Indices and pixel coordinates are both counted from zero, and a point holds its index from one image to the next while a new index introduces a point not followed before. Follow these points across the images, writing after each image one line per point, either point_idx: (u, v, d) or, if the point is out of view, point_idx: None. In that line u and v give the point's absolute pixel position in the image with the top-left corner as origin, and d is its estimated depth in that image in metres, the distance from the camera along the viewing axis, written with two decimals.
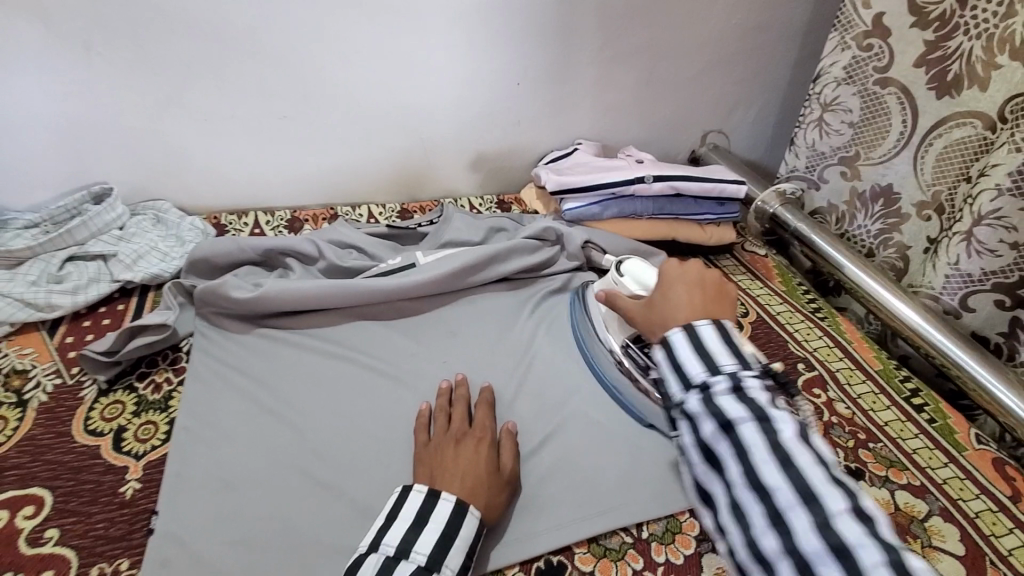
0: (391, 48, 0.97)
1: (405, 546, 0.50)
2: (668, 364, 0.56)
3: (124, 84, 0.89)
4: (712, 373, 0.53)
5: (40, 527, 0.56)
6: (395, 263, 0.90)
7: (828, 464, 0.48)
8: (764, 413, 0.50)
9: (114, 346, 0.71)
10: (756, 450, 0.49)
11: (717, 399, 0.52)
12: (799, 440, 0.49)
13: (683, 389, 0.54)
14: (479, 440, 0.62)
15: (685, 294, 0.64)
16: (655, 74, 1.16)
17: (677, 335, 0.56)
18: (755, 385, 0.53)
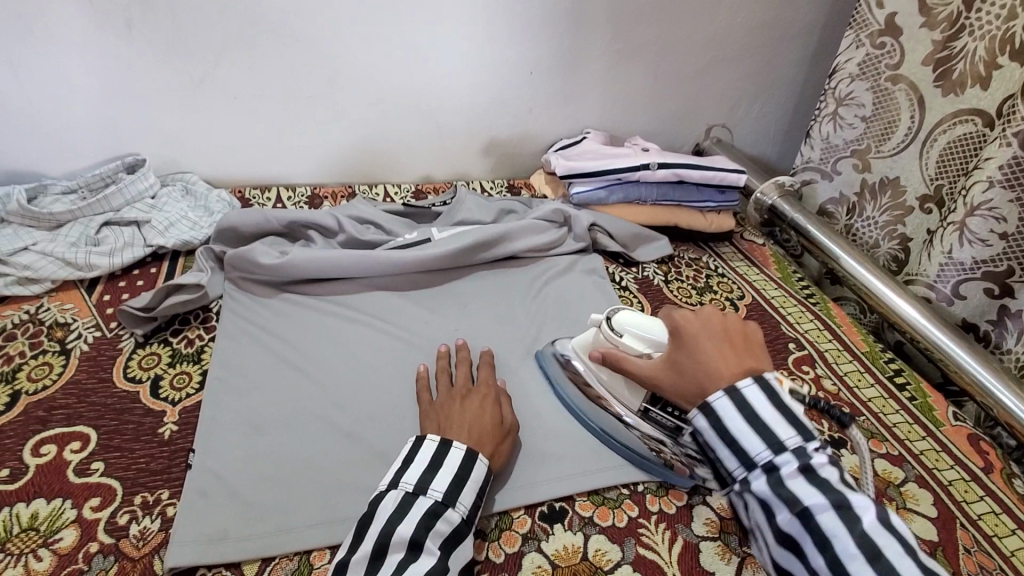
0: (414, 33, 1.01)
1: (423, 484, 0.55)
2: (721, 439, 0.54)
3: (159, 59, 0.93)
4: (777, 453, 0.52)
5: (86, 460, 0.60)
6: (412, 237, 0.95)
7: (915, 549, 0.47)
8: (839, 496, 0.49)
9: (151, 303, 0.76)
10: (836, 539, 0.48)
11: (786, 481, 0.51)
12: (880, 525, 0.48)
13: (746, 467, 0.53)
14: (484, 396, 0.66)
15: (719, 352, 0.57)
16: (664, 67, 1.20)
17: (723, 404, 0.54)
18: (824, 463, 0.52)
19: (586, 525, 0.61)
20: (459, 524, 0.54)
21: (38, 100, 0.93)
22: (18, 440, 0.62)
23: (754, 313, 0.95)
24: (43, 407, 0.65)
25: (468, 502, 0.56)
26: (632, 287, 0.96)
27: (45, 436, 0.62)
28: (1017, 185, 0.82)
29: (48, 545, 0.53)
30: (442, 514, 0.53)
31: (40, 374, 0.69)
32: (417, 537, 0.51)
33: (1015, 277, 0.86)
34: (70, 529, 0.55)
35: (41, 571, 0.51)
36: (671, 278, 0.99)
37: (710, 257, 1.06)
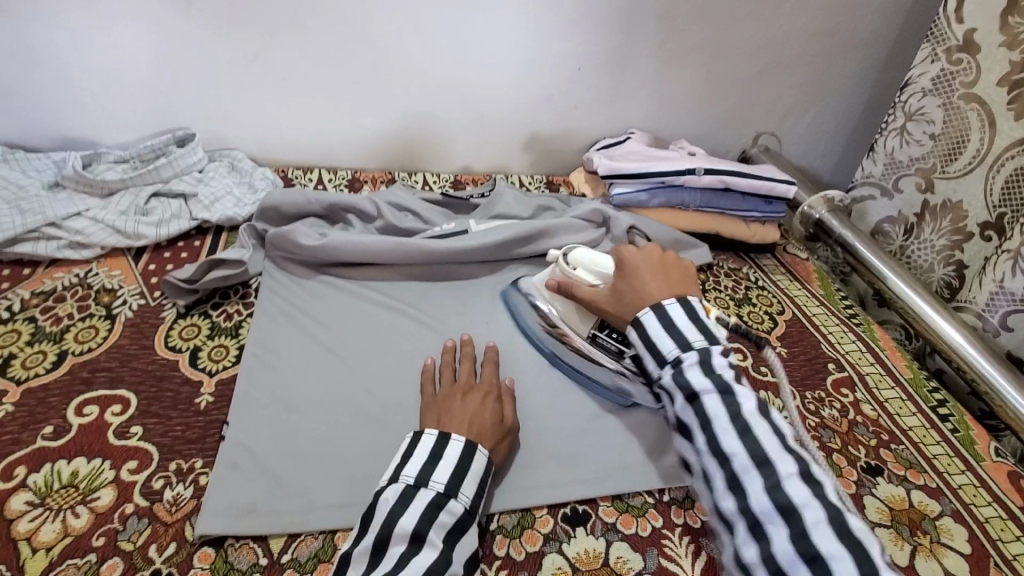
0: (464, 23, 1.01)
1: (423, 475, 0.54)
2: (642, 341, 0.63)
3: (215, 36, 0.95)
4: (683, 349, 0.60)
5: (126, 423, 0.62)
6: (449, 228, 0.95)
7: (783, 435, 0.55)
8: (726, 386, 0.57)
9: (193, 275, 0.78)
10: (717, 418, 0.55)
11: (687, 372, 0.59)
12: (758, 412, 0.56)
13: (659, 364, 0.61)
14: (484, 393, 0.65)
15: (653, 278, 0.69)
16: (715, 71, 1.17)
17: (649, 317, 0.63)
18: (725, 362, 0.59)
19: (609, 531, 0.60)
20: (463, 514, 0.54)
21: (98, 69, 0.95)
22: (62, 398, 0.64)
23: (793, 329, 0.92)
24: (87, 368, 0.67)
25: (471, 490, 0.55)
26: None
27: (88, 396, 0.64)
28: None
29: (86, 503, 0.55)
30: (445, 505, 0.53)
31: (86, 336, 0.71)
32: (420, 529, 0.50)
33: None
34: (107, 489, 0.56)
35: (79, 527, 0.53)
36: (708, 288, 0.97)
37: (750, 268, 1.03)
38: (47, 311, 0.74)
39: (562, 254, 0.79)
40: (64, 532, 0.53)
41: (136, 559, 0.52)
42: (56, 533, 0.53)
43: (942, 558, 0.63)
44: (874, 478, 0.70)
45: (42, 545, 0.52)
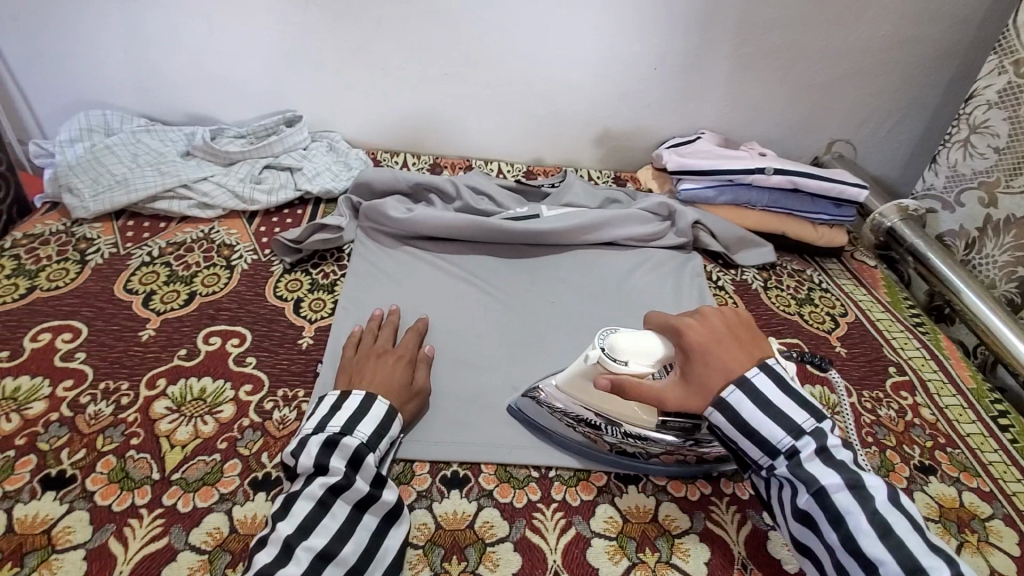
0: (548, 22, 1.07)
1: (322, 425, 0.60)
2: (738, 428, 0.57)
3: (326, 30, 1.07)
4: (797, 437, 0.55)
5: (243, 354, 0.73)
6: (522, 211, 1.02)
7: (920, 527, 0.52)
8: (855, 478, 0.53)
9: (299, 237, 0.89)
10: (853, 518, 0.52)
11: (805, 464, 0.55)
12: (890, 502, 0.53)
13: (766, 453, 0.56)
14: (399, 358, 0.70)
15: (728, 357, 0.58)
16: (791, 75, 1.18)
17: (736, 397, 0.56)
18: (837, 444, 0.56)
19: (659, 492, 0.65)
20: (358, 448, 0.58)
21: (226, 55, 1.09)
22: (193, 329, 0.75)
23: (855, 332, 0.93)
24: (213, 307, 0.79)
25: (372, 423, 0.61)
26: (728, 287, 0.97)
27: (212, 330, 0.76)
28: None
29: (212, 414, 0.65)
30: (340, 443, 0.58)
31: (210, 282, 0.83)
32: (319, 462, 0.57)
33: None
34: (229, 405, 0.67)
35: (207, 432, 0.63)
36: (770, 285, 0.99)
37: (815, 271, 1.04)
38: (179, 258, 0.87)
39: (600, 344, 0.61)
40: (195, 434, 0.63)
41: (251, 462, 0.61)
42: (189, 434, 0.63)
43: (989, 556, 0.64)
44: (926, 477, 0.72)
45: (178, 442, 0.62)
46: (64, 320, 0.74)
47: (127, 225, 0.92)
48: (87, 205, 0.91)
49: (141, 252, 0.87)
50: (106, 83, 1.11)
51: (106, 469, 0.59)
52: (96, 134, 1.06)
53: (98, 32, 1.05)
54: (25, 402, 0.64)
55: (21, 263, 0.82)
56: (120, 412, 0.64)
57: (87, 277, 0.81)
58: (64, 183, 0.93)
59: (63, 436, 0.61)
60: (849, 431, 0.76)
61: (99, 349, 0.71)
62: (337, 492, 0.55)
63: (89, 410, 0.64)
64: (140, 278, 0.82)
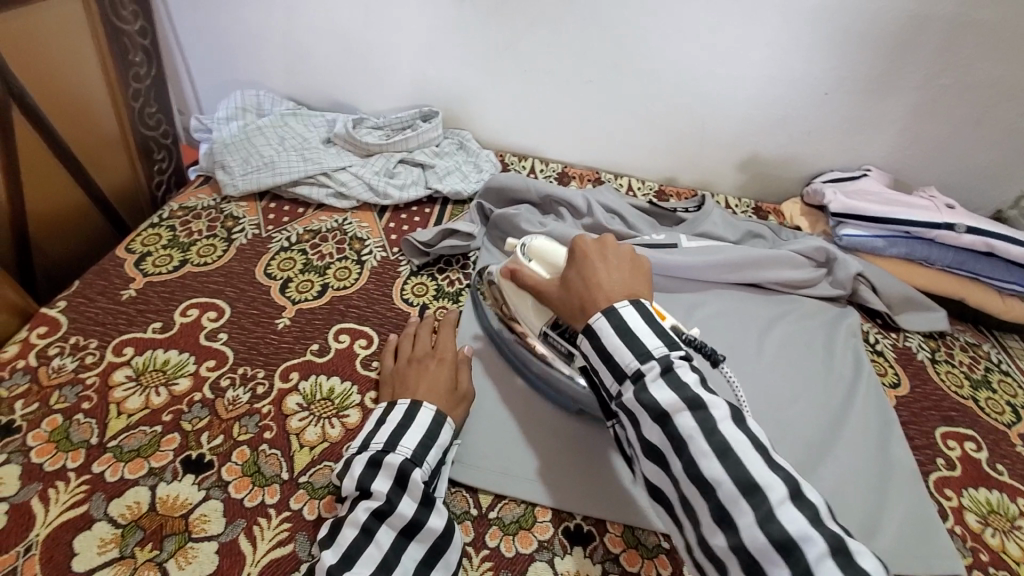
0: (713, 35, 0.98)
1: (363, 442, 0.58)
2: (633, 404, 0.49)
3: (476, 27, 1.04)
4: (644, 360, 0.49)
5: (370, 357, 0.72)
6: (659, 239, 0.93)
7: (762, 445, 0.45)
8: (696, 397, 0.46)
9: (431, 240, 0.87)
10: (740, 515, 0.42)
11: (650, 388, 0.48)
12: (730, 419, 0.46)
13: (619, 380, 0.51)
14: (442, 359, 0.67)
15: (614, 273, 0.57)
16: (991, 114, 1.01)
17: (601, 324, 0.52)
18: (731, 427, 0.45)
19: None
20: (402, 464, 0.55)
21: (376, 44, 1.09)
22: (325, 324, 0.76)
23: None
24: (343, 302, 0.79)
25: (421, 426, 0.59)
26: (889, 354, 0.85)
27: (342, 327, 0.75)
28: None
29: (339, 417, 0.65)
30: (384, 460, 0.55)
31: (342, 275, 0.84)
32: (363, 484, 0.54)
33: None
34: (355, 410, 0.66)
35: (335, 437, 0.63)
36: (939, 358, 0.86)
37: (994, 347, 0.89)
38: (314, 246, 0.88)
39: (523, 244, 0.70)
40: (323, 437, 0.63)
41: None
42: (318, 436, 0.63)
43: None
44: None
45: (307, 443, 0.62)
46: (210, 298, 0.77)
47: (269, 207, 0.95)
48: (236, 183, 0.95)
49: (280, 237, 0.89)
50: (261, 62, 1.16)
51: (240, 461, 0.60)
52: (249, 113, 1.10)
53: (261, 12, 1.09)
54: (172, 377, 0.67)
55: (176, 234, 0.87)
56: (255, 402, 0.65)
57: (233, 256, 0.84)
58: (219, 160, 0.97)
59: (204, 418, 0.63)
60: None
61: (239, 331, 0.73)
62: (381, 516, 0.52)
63: (228, 394, 0.66)
64: (278, 263, 0.84)
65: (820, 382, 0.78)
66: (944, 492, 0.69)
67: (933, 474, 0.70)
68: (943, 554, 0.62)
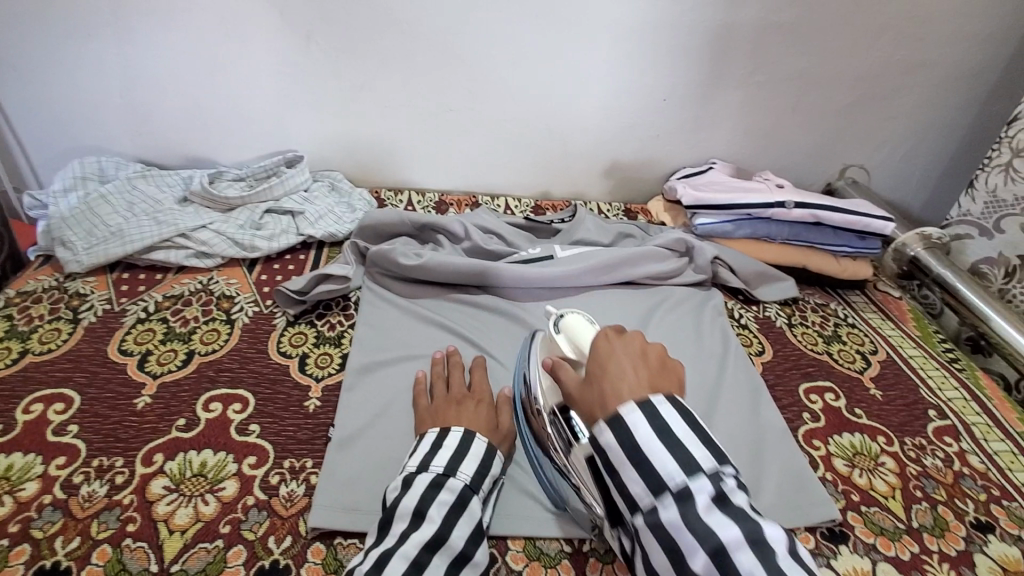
0: (557, 57, 1.05)
1: (438, 482, 0.56)
2: (606, 379, 0.53)
3: (329, 70, 1.05)
4: (655, 391, 0.51)
5: (245, 421, 0.68)
6: (535, 252, 0.97)
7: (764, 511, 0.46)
8: (705, 442, 0.48)
9: (305, 287, 0.84)
10: (665, 489, 0.46)
11: (662, 417, 0.49)
12: (735, 479, 0.47)
13: (624, 405, 0.51)
14: (481, 398, 0.68)
15: (635, 370, 0.53)
16: (803, 102, 1.16)
17: (631, 416, 0.49)
18: (733, 486, 0.46)
19: None
20: (463, 491, 0.57)
21: (228, 96, 1.06)
22: (192, 394, 0.71)
23: (888, 372, 0.87)
24: (213, 368, 0.75)
25: (471, 471, 0.59)
26: (752, 325, 0.93)
27: (212, 394, 0.71)
28: None
29: (214, 492, 0.60)
30: (444, 484, 0.56)
31: (210, 338, 0.79)
32: (421, 507, 0.53)
33: None
34: (231, 481, 0.61)
35: (209, 514, 0.58)
36: (795, 322, 0.95)
37: (839, 304, 1.00)
38: (177, 313, 0.83)
39: (559, 315, 0.68)
40: (196, 517, 0.58)
41: (258, 548, 0.56)
42: (189, 517, 0.58)
43: None
44: (985, 536, 0.66)
45: (178, 527, 0.57)
46: (56, 388, 0.70)
47: (122, 278, 0.88)
48: (80, 258, 0.87)
49: (135, 308, 0.83)
50: (102, 127, 1.08)
51: (101, 561, 0.54)
52: (90, 182, 1.02)
53: (94, 75, 1.02)
54: (14, 484, 0.59)
55: (11, 323, 0.78)
56: (114, 494, 0.59)
57: (81, 338, 0.77)
58: (57, 236, 0.89)
59: (57, 521, 0.57)
60: (895, 485, 0.71)
61: (93, 419, 0.67)
62: (433, 548, 0.51)
63: (83, 490, 0.59)
64: (135, 337, 0.78)
65: (695, 362, 0.84)
66: (812, 442, 0.76)
67: (800, 429, 0.77)
68: (819, 501, 0.68)
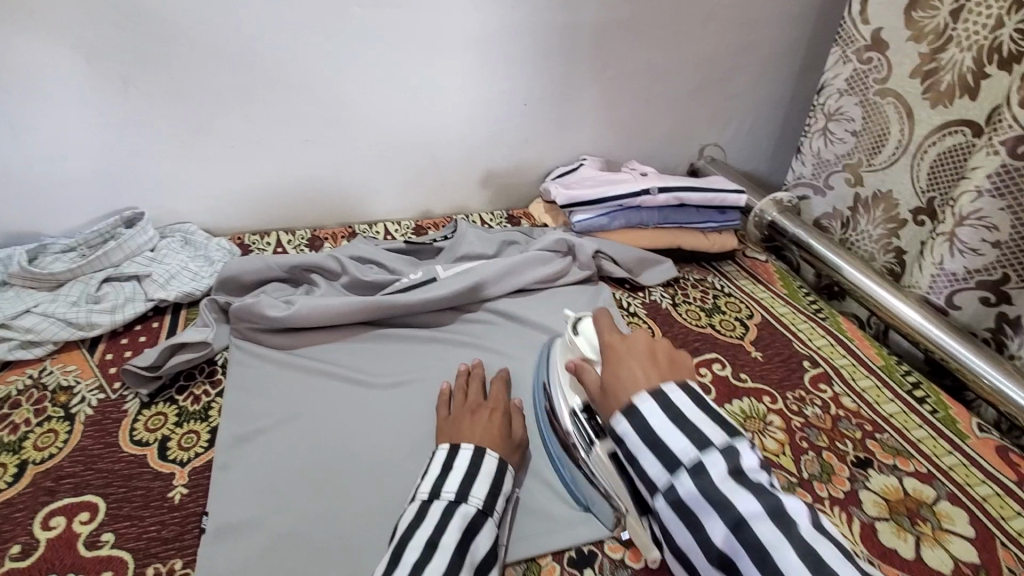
0: (409, 72, 1.03)
1: (447, 514, 0.55)
2: (645, 443, 0.51)
3: (160, 115, 0.95)
4: (702, 450, 0.49)
5: (96, 531, 0.58)
6: (416, 277, 0.93)
7: (851, 553, 0.44)
8: (773, 501, 0.45)
9: (157, 361, 0.75)
10: (776, 550, 0.43)
11: (720, 485, 0.47)
12: (815, 529, 0.45)
13: (670, 471, 0.50)
14: (493, 410, 0.69)
15: (643, 370, 0.56)
16: (655, 92, 1.21)
17: (650, 411, 0.52)
18: (814, 530, 0.45)
19: (617, 568, 0.60)
20: (476, 514, 0.56)
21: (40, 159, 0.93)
22: (27, 513, 0.60)
23: (765, 333, 0.93)
24: (51, 477, 0.63)
25: (482, 494, 0.58)
26: (640, 312, 0.96)
27: (52, 508, 0.60)
28: (1007, 193, 0.82)
29: None
30: (458, 509, 0.56)
31: (44, 442, 0.67)
32: (435, 536, 0.53)
33: (1010, 284, 0.86)
34: None
35: None
36: (678, 301, 0.99)
37: (715, 276, 1.06)
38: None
39: (573, 321, 0.76)
40: None
41: None
42: None
43: (946, 544, 0.64)
44: (866, 471, 0.71)
45: None
46: None
47: None
48: None
49: None
50: None
51: None
52: None
53: None
54: None
55: None
56: None
57: None
58: None
59: None
60: (784, 441, 0.74)
61: None
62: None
63: None
64: None
65: None
66: None
67: None
68: None
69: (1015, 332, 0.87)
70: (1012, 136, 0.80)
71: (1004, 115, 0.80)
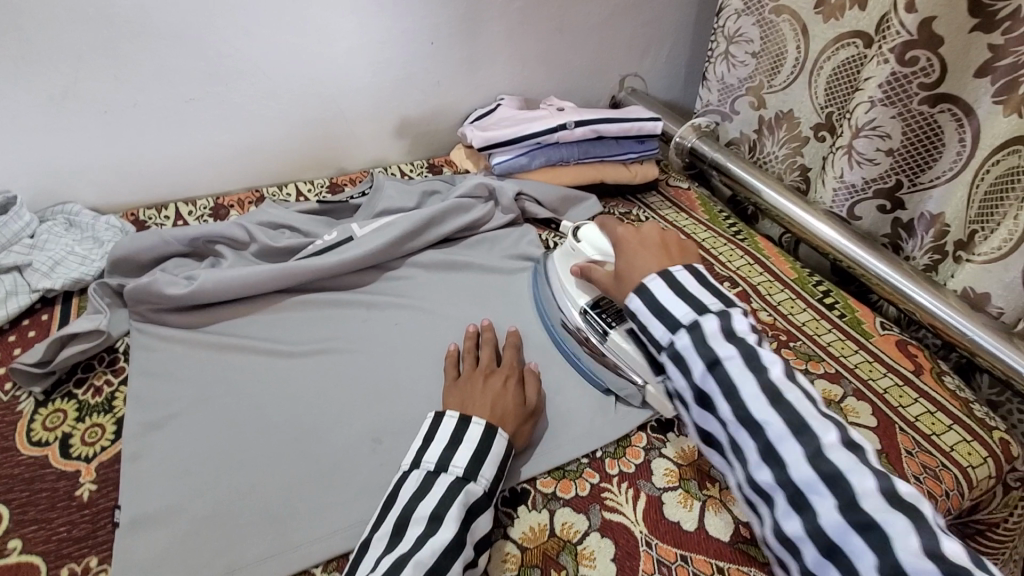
0: (298, 17, 0.94)
1: (448, 496, 0.53)
2: (651, 310, 0.59)
3: (11, 84, 0.83)
4: (701, 314, 0.57)
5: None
6: (331, 238, 0.89)
7: (814, 399, 0.53)
8: (755, 356, 0.53)
9: (45, 357, 0.69)
10: (743, 388, 0.52)
11: (709, 339, 0.55)
12: (786, 377, 0.53)
13: (671, 330, 0.58)
14: (504, 377, 0.67)
15: (656, 253, 0.66)
16: (567, 22, 1.16)
17: (686, 343, 0.56)
18: (787, 382, 0.53)
19: (550, 500, 0.61)
20: (482, 495, 0.55)
21: None
22: None
23: None
24: None
25: (489, 475, 0.56)
26: None
27: None
28: (896, 102, 0.85)
29: None
30: (466, 488, 0.54)
31: None
32: (439, 510, 0.52)
33: (903, 189, 0.90)
34: None
35: None
36: None
37: (640, 209, 1.06)
38: None
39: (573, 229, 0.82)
40: None
41: None
42: None
43: None
44: None
45: None
46: None
47: None
48: None
49: None
50: None
51: None
52: None
53: None
54: None
55: None
56: None
57: None
58: None
59: None
60: None
61: None
62: (449, 553, 0.49)
63: None
64: None
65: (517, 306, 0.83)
66: None
67: None
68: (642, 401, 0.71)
69: (910, 235, 0.93)
70: (900, 43, 0.81)
71: (892, 22, 0.81)
